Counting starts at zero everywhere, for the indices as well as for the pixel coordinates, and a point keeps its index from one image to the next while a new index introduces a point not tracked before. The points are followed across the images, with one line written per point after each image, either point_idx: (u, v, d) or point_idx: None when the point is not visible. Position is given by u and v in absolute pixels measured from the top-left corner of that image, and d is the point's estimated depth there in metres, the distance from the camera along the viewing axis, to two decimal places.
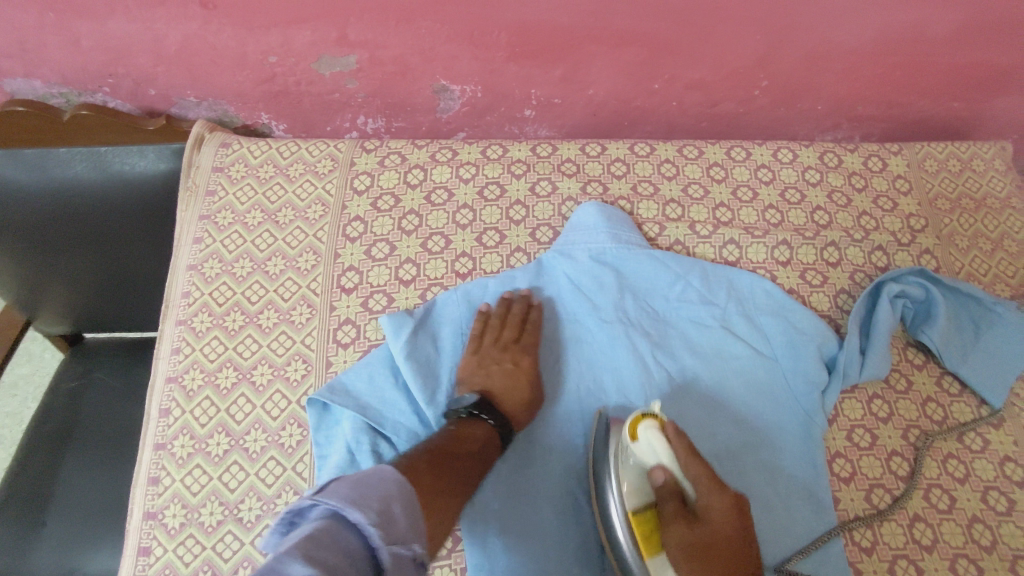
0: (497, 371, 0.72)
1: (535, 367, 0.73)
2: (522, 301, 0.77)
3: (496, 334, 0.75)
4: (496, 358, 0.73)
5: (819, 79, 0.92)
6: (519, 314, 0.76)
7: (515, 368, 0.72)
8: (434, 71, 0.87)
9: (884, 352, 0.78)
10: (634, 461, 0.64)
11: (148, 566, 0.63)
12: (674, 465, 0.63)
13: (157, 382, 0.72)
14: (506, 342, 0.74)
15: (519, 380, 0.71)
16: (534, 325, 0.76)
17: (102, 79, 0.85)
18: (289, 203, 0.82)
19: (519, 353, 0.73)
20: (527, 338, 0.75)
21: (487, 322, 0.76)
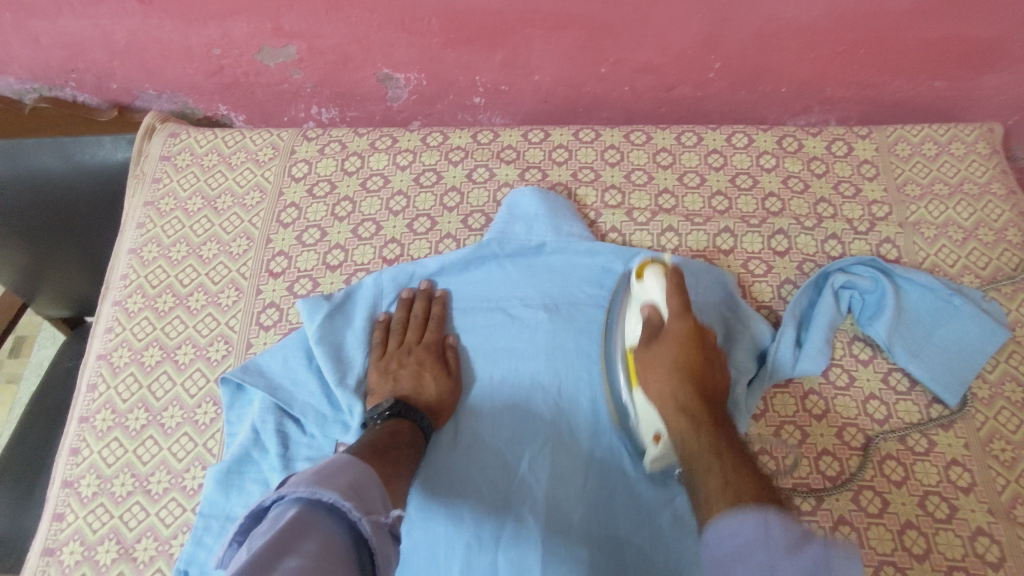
0: (420, 365, 0.72)
1: (439, 363, 0.73)
2: (424, 295, 0.78)
3: (399, 339, 0.75)
4: (400, 361, 0.73)
5: (774, 59, 0.88)
6: (420, 316, 0.76)
7: (421, 366, 0.72)
8: (374, 60, 0.88)
9: (824, 347, 0.74)
10: (639, 306, 0.69)
11: (60, 531, 0.67)
12: (663, 297, 0.67)
13: (91, 359, 0.76)
14: (409, 345, 0.74)
15: (426, 379, 0.71)
16: (435, 325, 0.76)
17: (65, 74, 0.90)
18: (229, 191, 0.85)
19: (423, 352, 0.73)
20: (428, 337, 0.75)
21: (416, 312, 0.76)
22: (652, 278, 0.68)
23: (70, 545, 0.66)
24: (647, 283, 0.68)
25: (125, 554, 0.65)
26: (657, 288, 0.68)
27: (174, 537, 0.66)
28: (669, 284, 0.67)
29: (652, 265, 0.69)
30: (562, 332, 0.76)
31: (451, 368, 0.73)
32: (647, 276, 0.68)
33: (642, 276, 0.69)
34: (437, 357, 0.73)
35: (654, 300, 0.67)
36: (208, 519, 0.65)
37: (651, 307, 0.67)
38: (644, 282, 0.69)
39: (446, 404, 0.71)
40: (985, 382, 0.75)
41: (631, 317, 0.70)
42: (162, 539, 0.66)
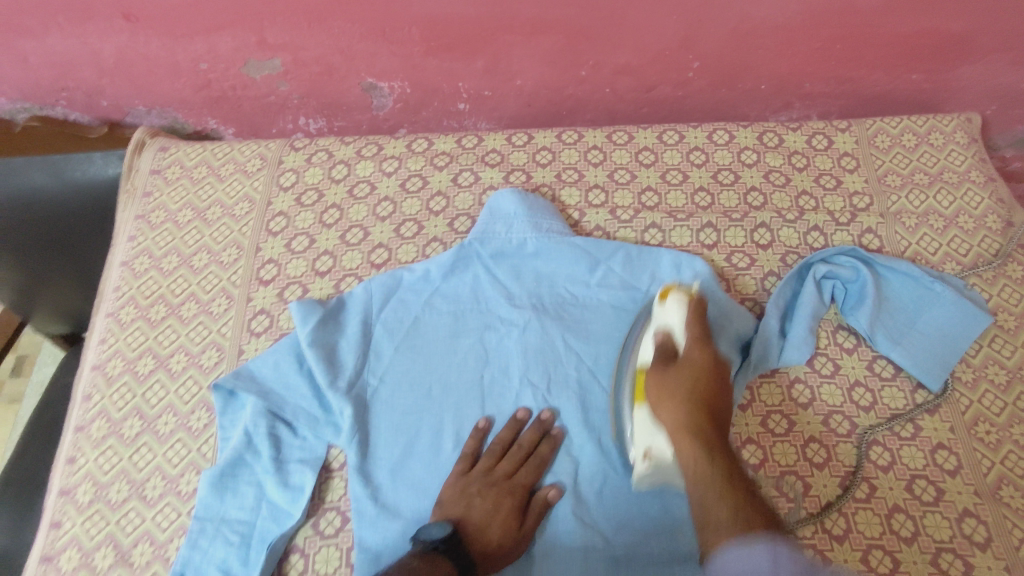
0: (498, 503, 0.66)
1: (516, 520, 0.65)
2: (539, 423, 0.71)
3: (491, 463, 0.69)
4: (480, 492, 0.66)
5: (752, 57, 0.90)
6: (525, 448, 0.69)
7: (496, 507, 0.65)
8: (357, 70, 0.90)
9: (807, 337, 0.75)
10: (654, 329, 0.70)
11: (58, 539, 0.68)
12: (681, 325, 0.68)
13: (86, 370, 0.78)
14: (497, 475, 0.68)
15: (492, 523, 0.64)
16: (535, 466, 0.68)
17: (56, 93, 0.92)
18: (218, 201, 0.86)
19: (507, 493, 0.67)
20: (521, 477, 0.68)
21: (525, 442, 0.70)
22: (674, 301, 0.69)
23: (68, 552, 0.67)
24: (667, 304, 0.69)
25: (123, 559, 0.66)
26: (677, 314, 0.68)
27: (170, 541, 0.67)
28: (691, 309, 0.69)
29: (675, 291, 0.70)
30: (550, 329, 0.76)
31: (524, 528, 0.65)
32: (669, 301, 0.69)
33: (664, 300, 0.70)
34: (520, 500, 0.66)
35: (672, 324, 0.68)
36: (203, 523, 0.67)
37: (666, 331, 0.68)
38: (665, 306, 0.70)
39: (505, 554, 0.64)
40: (969, 366, 0.75)
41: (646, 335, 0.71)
42: (159, 543, 0.67)
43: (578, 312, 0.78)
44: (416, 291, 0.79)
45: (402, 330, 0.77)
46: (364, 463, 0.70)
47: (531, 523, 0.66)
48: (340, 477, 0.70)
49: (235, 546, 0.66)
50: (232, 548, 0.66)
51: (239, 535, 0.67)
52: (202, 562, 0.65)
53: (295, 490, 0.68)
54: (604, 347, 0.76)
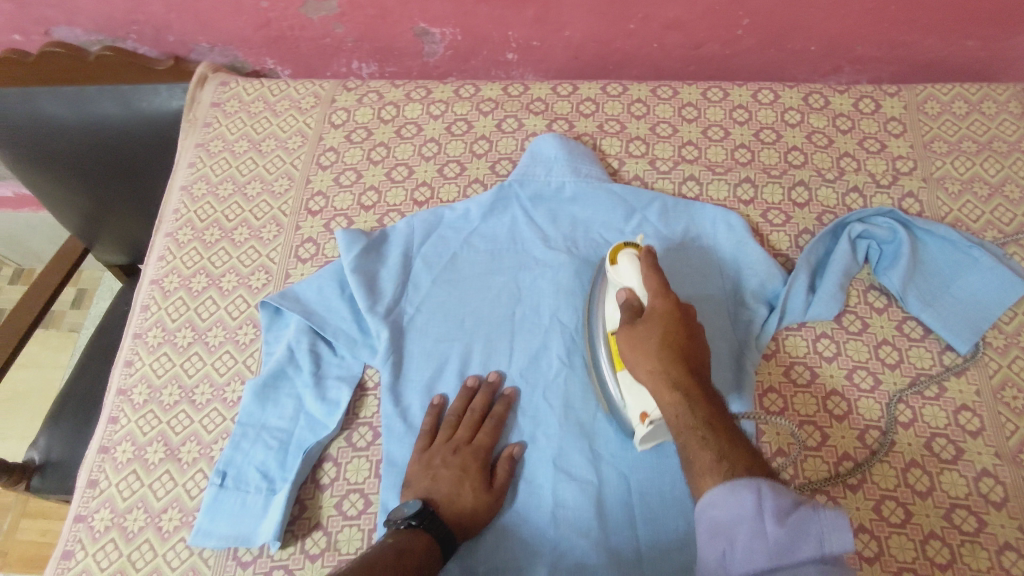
0: (463, 471, 0.66)
1: (484, 482, 0.66)
2: (488, 386, 0.72)
3: (449, 433, 0.69)
4: (444, 461, 0.67)
5: (804, 15, 0.89)
6: (479, 412, 0.71)
7: (463, 473, 0.66)
8: (411, 14, 0.92)
9: (836, 292, 0.75)
10: (615, 293, 0.70)
11: (115, 432, 0.73)
12: (640, 285, 0.67)
13: (144, 284, 0.83)
14: (457, 444, 0.68)
15: (464, 488, 0.65)
16: (490, 427, 0.70)
17: (128, 27, 0.97)
18: (273, 135, 0.90)
19: (470, 457, 0.68)
20: (480, 440, 0.69)
21: (476, 407, 0.71)
22: (627, 261, 0.69)
23: (123, 445, 0.72)
24: (621, 267, 0.69)
25: (172, 455, 0.71)
26: (631, 273, 0.68)
27: (215, 442, 0.72)
28: (645, 265, 0.68)
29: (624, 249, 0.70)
30: (584, 272, 0.79)
31: (495, 487, 0.67)
32: (620, 264, 0.69)
33: (615, 261, 0.70)
34: (483, 464, 0.67)
35: (631, 284, 0.68)
36: (245, 427, 0.71)
37: (628, 291, 0.67)
38: (618, 268, 0.69)
39: (480, 519, 0.65)
40: (1001, 332, 0.75)
41: (609, 303, 0.71)
42: (205, 443, 0.72)
43: (611, 258, 0.80)
44: (455, 229, 0.82)
45: (440, 264, 0.80)
46: (396, 384, 0.73)
47: (502, 480, 0.67)
48: (373, 396, 0.74)
49: (274, 450, 0.70)
50: (271, 451, 0.70)
51: (277, 440, 0.71)
52: (243, 462, 0.70)
53: (331, 404, 0.72)
54: None
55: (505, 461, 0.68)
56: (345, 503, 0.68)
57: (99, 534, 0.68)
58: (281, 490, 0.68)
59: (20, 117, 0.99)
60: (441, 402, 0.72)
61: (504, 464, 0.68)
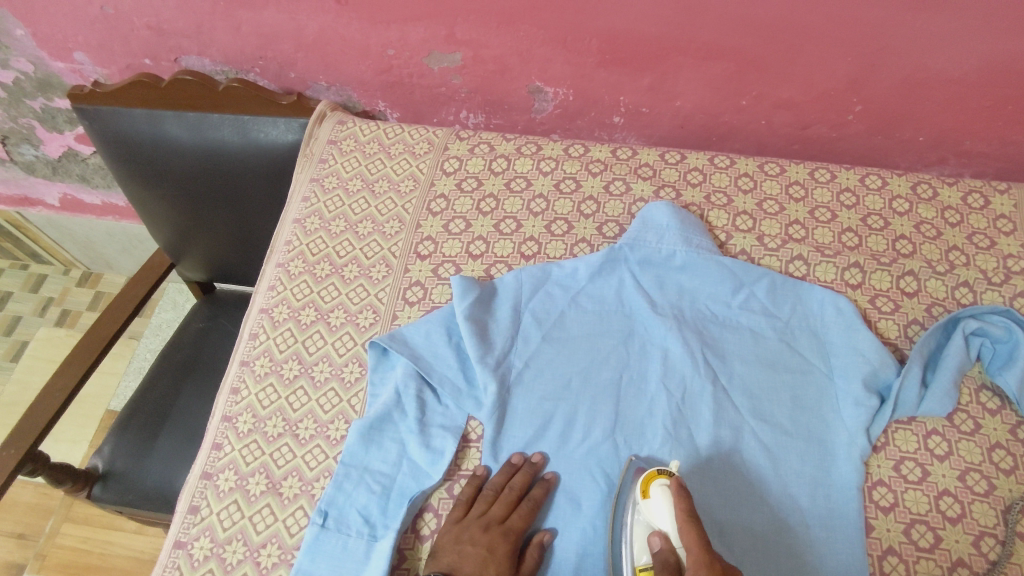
0: (490, 551, 0.66)
1: (510, 567, 0.66)
2: (531, 467, 0.72)
3: (483, 507, 0.69)
4: (473, 538, 0.67)
5: (918, 107, 0.90)
6: (516, 491, 0.69)
7: (490, 554, 0.66)
8: (529, 73, 0.95)
9: (950, 390, 0.74)
10: (644, 536, 0.64)
11: (219, 459, 0.74)
12: (675, 531, 0.61)
13: (253, 311, 0.84)
14: (490, 520, 0.68)
15: (488, 570, 0.65)
16: (526, 509, 0.69)
17: (254, 61, 1.01)
18: (386, 176, 0.93)
19: (500, 537, 0.67)
20: (513, 521, 0.68)
21: (514, 485, 0.70)
22: (659, 495, 0.64)
23: (225, 473, 0.72)
24: (653, 501, 0.64)
25: (273, 489, 0.71)
26: (665, 513, 0.63)
27: (317, 480, 0.72)
28: (679, 501, 0.63)
29: (659, 480, 0.65)
30: (693, 342, 0.79)
31: (519, 573, 0.66)
32: (653, 496, 0.64)
33: (647, 495, 0.65)
34: (512, 546, 0.67)
35: (665, 529, 0.62)
36: (348, 468, 0.71)
37: (662, 535, 0.62)
38: (649, 502, 0.64)
39: None
40: None
41: (636, 543, 0.65)
42: (306, 479, 0.72)
43: (717, 329, 0.80)
44: (563, 286, 0.83)
45: (548, 322, 0.81)
46: (498, 439, 0.74)
47: (527, 567, 0.66)
48: (476, 448, 0.74)
49: (376, 495, 0.70)
50: (373, 496, 0.70)
51: (380, 485, 0.71)
52: (345, 504, 0.70)
53: (435, 453, 0.72)
54: (743, 372, 0.77)
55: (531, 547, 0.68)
56: None
57: (199, 563, 0.68)
58: (383, 538, 0.68)
59: (141, 136, 1.03)
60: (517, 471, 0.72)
61: (531, 550, 0.67)
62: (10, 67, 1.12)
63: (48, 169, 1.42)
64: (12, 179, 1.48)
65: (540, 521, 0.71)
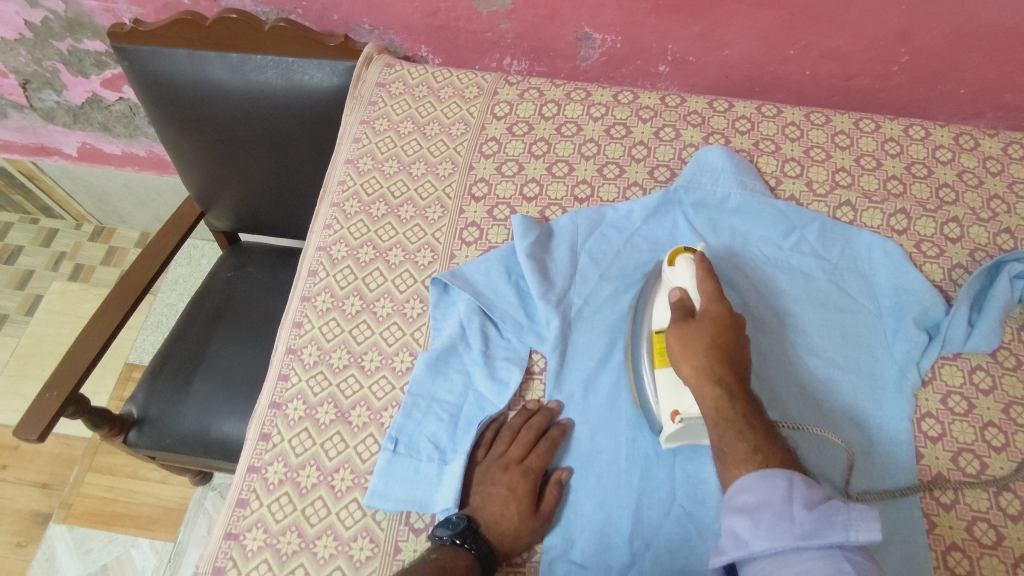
0: (511, 490, 0.67)
1: (531, 504, 0.66)
2: (547, 412, 0.72)
3: (502, 449, 0.70)
4: (494, 478, 0.68)
5: (963, 58, 0.92)
6: (533, 431, 0.70)
7: (510, 492, 0.67)
8: (580, 18, 0.95)
9: (996, 327, 0.77)
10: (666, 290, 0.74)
11: (287, 389, 0.75)
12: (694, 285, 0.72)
13: (310, 249, 0.85)
14: (508, 461, 0.69)
15: (508, 508, 0.66)
16: (544, 448, 0.69)
17: (297, 2, 1.00)
18: (437, 119, 0.93)
19: (518, 477, 0.68)
20: (531, 460, 0.69)
21: (531, 426, 0.71)
22: (683, 264, 0.74)
23: (295, 402, 0.74)
24: (678, 269, 0.74)
25: (342, 417, 0.73)
26: (687, 274, 0.73)
27: (385, 409, 0.73)
28: (700, 269, 0.73)
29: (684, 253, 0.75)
30: (748, 283, 0.81)
31: (541, 510, 0.67)
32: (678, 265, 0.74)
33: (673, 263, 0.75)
34: (533, 484, 0.67)
35: (684, 284, 0.72)
36: (416, 398, 0.73)
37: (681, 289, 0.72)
38: (675, 269, 0.74)
39: (525, 539, 0.65)
40: None
41: (659, 296, 0.74)
42: (375, 409, 0.73)
43: (769, 270, 0.82)
44: (618, 228, 0.84)
45: (605, 263, 0.82)
46: (562, 371, 0.75)
47: (549, 504, 0.67)
48: (539, 381, 0.76)
49: (445, 423, 0.72)
50: (442, 424, 0.72)
51: (448, 414, 0.73)
52: (415, 431, 0.71)
53: (501, 384, 0.74)
54: (794, 311, 0.79)
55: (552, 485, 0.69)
56: None
57: (275, 486, 0.70)
58: (455, 462, 0.70)
59: (182, 76, 1.02)
60: (557, 406, 0.73)
61: (552, 487, 0.68)
62: (40, 5, 1.10)
63: (68, 116, 1.39)
64: (29, 126, 1.45)
65: (561, 460, 0.71)
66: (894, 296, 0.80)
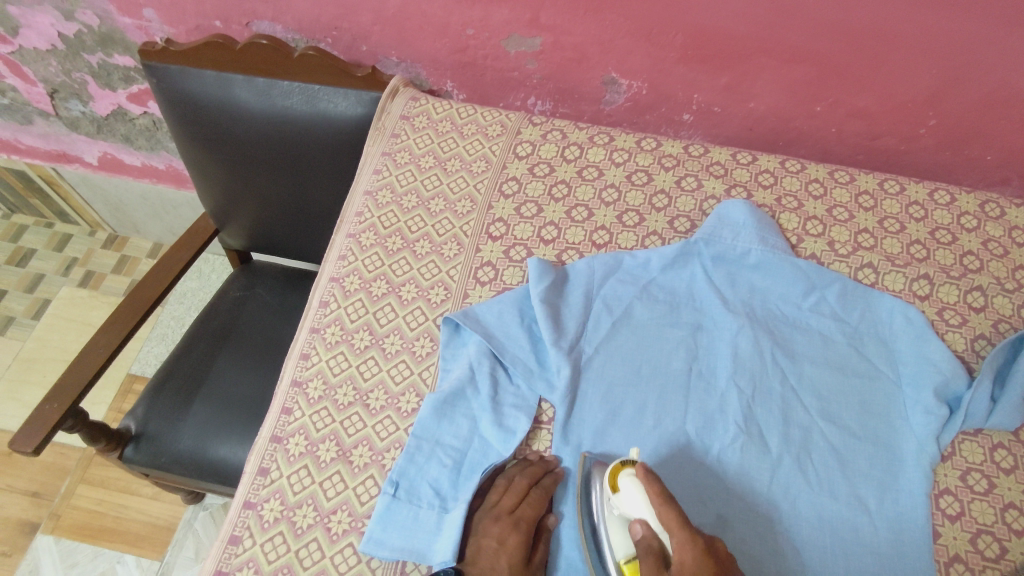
0: (500, 543, 0.64)
1: (522, 557, 0.64)
2: (544, 464, 0.70)
3: (496, 499, 0.68)
4: (485, 530, 0.66)
5: (993, 126, 0.91)
6: (525, 480, 0.68)
7: (501, 546, 0.64)
8: (607, 63, 0.95)
9: (1019, 404, 0.74)
10: None
11: (289, 422, 0.74)
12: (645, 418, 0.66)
13: (323, 280, 0.84)
14: (500, 512, 0.66)
15: (499, 562, 0.63)
16: (536, 498, 0.67)
17: (328, 31, 1.01)
18: (458, 156, 0.92)
19: (509, 528, 0.65)
20: (524, 510, 0.66)
21: (524, 475, 0.68)
22: None
23: (296, 437, 0.73)
24: None
25: (344, 456, 0.71)
26: None
27: (388, 451, 0.72)
28: None
29: None
30: (766, 340, 0.79)
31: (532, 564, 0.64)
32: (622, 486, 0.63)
33: None
34: (524, 536, 0.65)
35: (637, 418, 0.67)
36: (420, 441, 0.71)
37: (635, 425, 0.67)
38: None
39: None
40: None
41: None
42: (377, 449, 0.72)
43: (787, 330, 0.81)
44: (635, 277, 0.83)
45: (620, 311, 0.81)
46: (570, 420, 0.74)
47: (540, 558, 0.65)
48: (547, 430, 0.74)
49: (448, 469, 0.70)
50: (445, 469, 0.70)
51: (452, 459, 0.71)
52: (417, 476, 0.69)
53: (508, 432, 0.72)
54: (810, 373, 0.78)
55: (542, 538, 0.67)
56: None
57: (269, 525, 0.68)
58: (456, 511, 0.68)
59: (208, 97, 1.03)
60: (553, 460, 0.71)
61: (543, 539, 0.67)
62: (74, 18, 1.11)
63: (92, 126, 1.40)
64: (53, 134, 1.46)
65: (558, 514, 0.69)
66: (914, 363, 0.78)
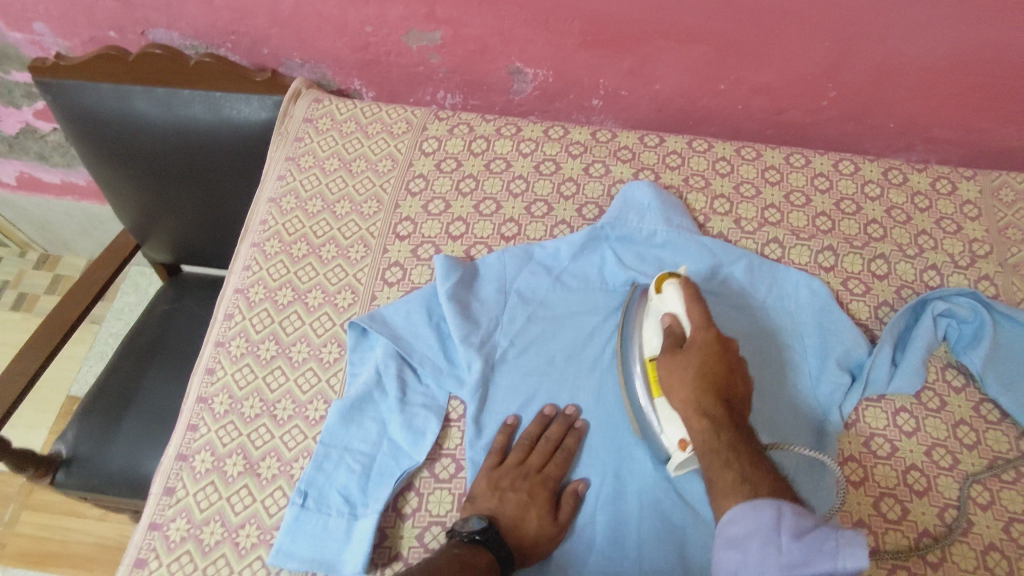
0: (530, 496, 0.67)
1: (550, 511, 0.66)
2: (565, 418, 0.72)
3: (521, 456, 0.70)
4: (513, 485, 0.68)
5: (891, 94, 0.92)
6: (553, 442, 0.70)
7: (530, 500, 0.67)
8: (510, 53, 0.94)
9: (918, 367, 0.76)
10: (655, 320, 0.73)
11: (194, 440, 0.73)
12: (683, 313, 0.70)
13: (228, 292, 0.83)
14: (528, 469, 0.69)
15: (528, 514, 0.66)
16: (562, 459, 0.70)
17: (226, 36, 0.99)
18: (364, 156, 0.91)
19: (538, 485, 0.68)
20: (550, 470, 0.69)
21: (551, 436, 0.71)
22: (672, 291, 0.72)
23: (202, 454, 0.72)
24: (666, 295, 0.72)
25: (250, 469, 0.71)
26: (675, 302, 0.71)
27: (296, 460, 0.71)
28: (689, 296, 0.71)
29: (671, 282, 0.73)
30: None
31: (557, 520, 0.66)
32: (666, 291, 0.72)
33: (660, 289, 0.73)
34: (552, 494, 0.68)
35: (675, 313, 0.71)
36: (328, 448, 0.71)
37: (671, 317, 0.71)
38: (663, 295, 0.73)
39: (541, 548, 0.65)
40: None
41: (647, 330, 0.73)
42: (285, 460, 0.71)
43: None
44: (544, 267, 0.83)
45: (529, 302, 0.80)
46: (479, 416, 0.73)
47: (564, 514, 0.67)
48: (457, 428, 0.73)
49: (356, 474, 0.70)
50: (353, 475, 0.69)
51: (360, 465, 0.70)
52: (326, 484, 0.69)
53: (417, 433, 0.72)
54: None
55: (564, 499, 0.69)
56: (427, 534, 0.67)
57: (176, 545, 0.67)
58: (365, 517, 0.67)
59: (108, 110, 1.00)
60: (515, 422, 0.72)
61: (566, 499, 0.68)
62: None
63: (4, 146, 1.36)
64: None
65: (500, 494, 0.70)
66: (819, 334, 0.80)
